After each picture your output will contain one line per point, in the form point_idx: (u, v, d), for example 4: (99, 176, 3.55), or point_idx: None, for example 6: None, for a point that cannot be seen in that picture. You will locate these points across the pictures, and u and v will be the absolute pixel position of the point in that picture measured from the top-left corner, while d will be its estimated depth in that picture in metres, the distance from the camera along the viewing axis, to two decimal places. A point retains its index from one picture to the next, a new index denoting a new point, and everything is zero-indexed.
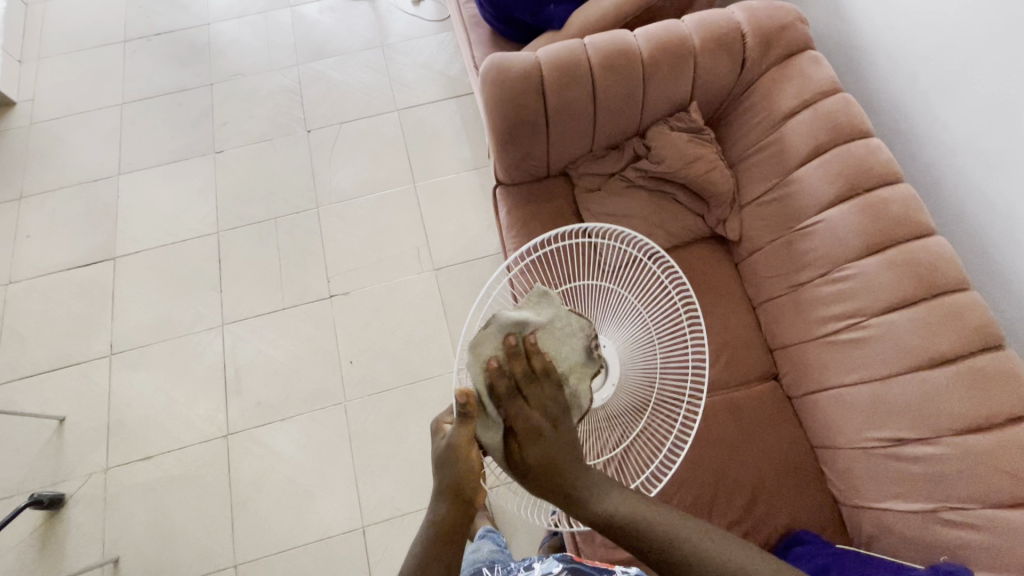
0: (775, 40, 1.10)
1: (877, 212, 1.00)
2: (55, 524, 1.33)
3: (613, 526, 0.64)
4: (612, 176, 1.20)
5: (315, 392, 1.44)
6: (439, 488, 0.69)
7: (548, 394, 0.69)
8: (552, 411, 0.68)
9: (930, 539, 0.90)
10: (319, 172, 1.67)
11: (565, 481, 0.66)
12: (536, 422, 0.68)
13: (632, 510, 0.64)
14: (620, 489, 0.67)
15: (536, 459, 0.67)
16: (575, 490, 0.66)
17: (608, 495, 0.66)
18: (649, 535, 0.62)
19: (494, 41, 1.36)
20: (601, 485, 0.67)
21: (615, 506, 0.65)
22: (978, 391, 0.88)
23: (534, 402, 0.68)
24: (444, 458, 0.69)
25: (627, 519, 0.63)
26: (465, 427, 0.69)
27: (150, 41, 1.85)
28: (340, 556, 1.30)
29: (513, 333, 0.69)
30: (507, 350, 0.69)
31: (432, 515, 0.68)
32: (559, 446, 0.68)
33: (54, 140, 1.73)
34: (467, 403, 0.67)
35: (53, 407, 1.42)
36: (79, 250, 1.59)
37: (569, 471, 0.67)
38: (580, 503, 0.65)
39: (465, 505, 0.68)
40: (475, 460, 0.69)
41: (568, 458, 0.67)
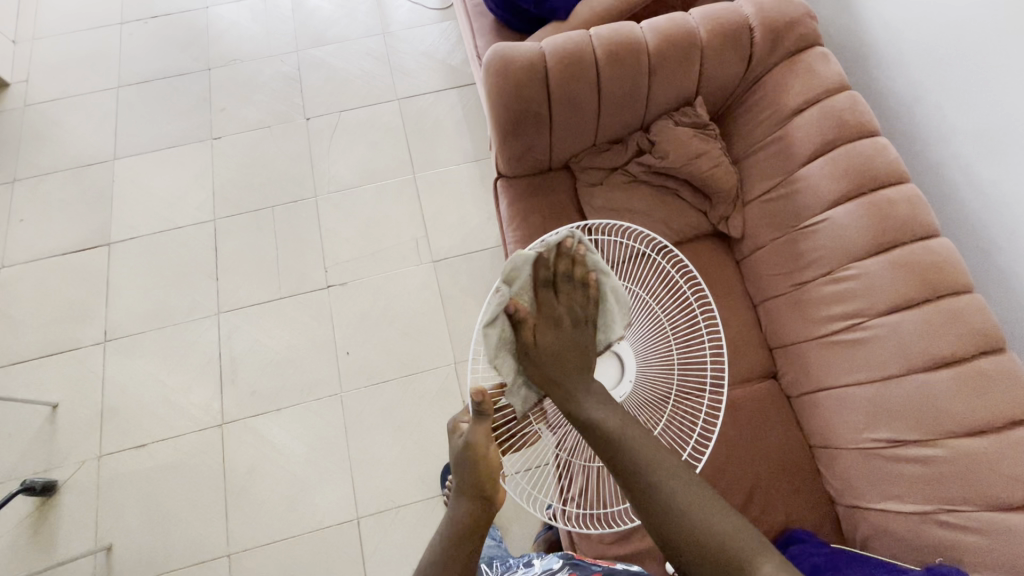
0: (784, 35, 1.09)
1: (881, 212, 0.99)
2: (47, 510, 1.32)
3: (593, 431, 0.72)
4: (615, 170, 1.18)
5: (311, 382, 1.43)
6: (461, 489, 0.71)
7: (572, 307, 0.82)
8: (570, 317, 0.81)
9: (926, 541, 0.90)
10: (318, 160, 1.65)
11: (564, 380, 0.77)
12: (555, 320, 0.81)
13: (616, 426, 0.71)
14: (611, 406, 0.75)
15: (546, 347, 0.79)
16: (570, 389, 0.77)
17: (599, 408, 0.74)
18: (626, 452, 0.69)
19: (498, 30, 1.34)
20: (596, 397, 0.76)
21: (602, 415, 0.73)
22: (978, 394, 0.88)
23: (561, 305, 0.82)
24: (462, 456, 0.72)
25: (608, 431, 0.71)
26: (483, 425, 0.72)
27: (147, 24, 1.82)
28: (335, 546, 1.30)
29: (571, 242, 0.81)
30: (561, 253, 0.81)
31: (454, 513, 0.70)
32: (570, 349, 0.80)
33: (48, 122, 1.70)
34: (483, 401, 0.70)
35: (46, 392, 1.41)
36: (73, 235, 1.57)
37: (571, 375, 0.78)
38: (571, 399, 0.76)
39: (484, 503, 0.71)
40: (493, 460, 0.72)
41: (570, 356, 0.79)
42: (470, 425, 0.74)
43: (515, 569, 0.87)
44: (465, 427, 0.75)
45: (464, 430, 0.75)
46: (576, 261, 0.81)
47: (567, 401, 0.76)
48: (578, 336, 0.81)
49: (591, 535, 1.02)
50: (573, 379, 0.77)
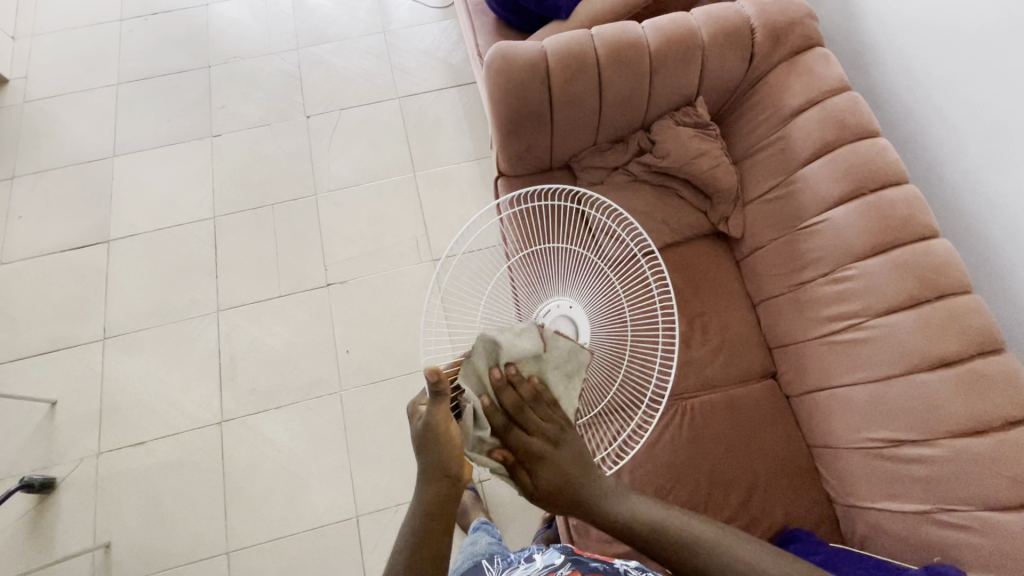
0: (785, 36, 1.09)
1: (881, 212, 0.99)
2: (46, 508, 1.32)
3: (637, 535, 0.68)
4: (615, 170, 1.18)
5: (311, 380, 1.43)
6: (426, 473, 0.65)
7: (545, 417, 0.70)
8: (550, 434, 0.70)
9: (924, 540, 0.91)
10: (317, 158, 1.65)
11: (582, 493, 0.70)
12: (539, 448, 0.69)
13: (654, 518, 0.68)
14: (636, 494, 0.71)
15: (547, 481, 0.69)
16: (592, 499, 0.70)
17: (628, 502, 0.70)
18: (675, 544, 0.66)
19: (499, 29, 1.34)
20: (618, 492, 0.71)
21: (635, 511, 0.69)
22: (977, 394, 0.88)
23: (533, 425, 0.70)
24: (425, 440, 0.65)
25: (652, 530, 0.68)
26: (441, 406, 0.64)
27: (147, 21, 1.82)
28: (334, 544, 1.30)
29: (493, 367, 0.69)
30: (492, 385, 0.69)
31: (421, 498, 0.65)
32: (567, 462, 0.70)
33: (47, 119, 1.70)
34: (439, 380, 0.63)
35: (45, 390, 1.41)
36: (72, 232, 1.56)
37: (584, 484, 0.70)
38: (599, 507, 0.70)
39: (453, 483, 0.65)
40: (457, 437, 0.66)
41: (575, 473, 0.70)
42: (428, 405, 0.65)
43: (516, 564, 0.87)
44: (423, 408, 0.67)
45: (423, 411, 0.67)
46: (511, 378, 0.69)
47: (597, 513, 0.70)
48: (566, 440, 0.71)
49: (590, 533, 1.02)
50: (588, 486, 0.70)
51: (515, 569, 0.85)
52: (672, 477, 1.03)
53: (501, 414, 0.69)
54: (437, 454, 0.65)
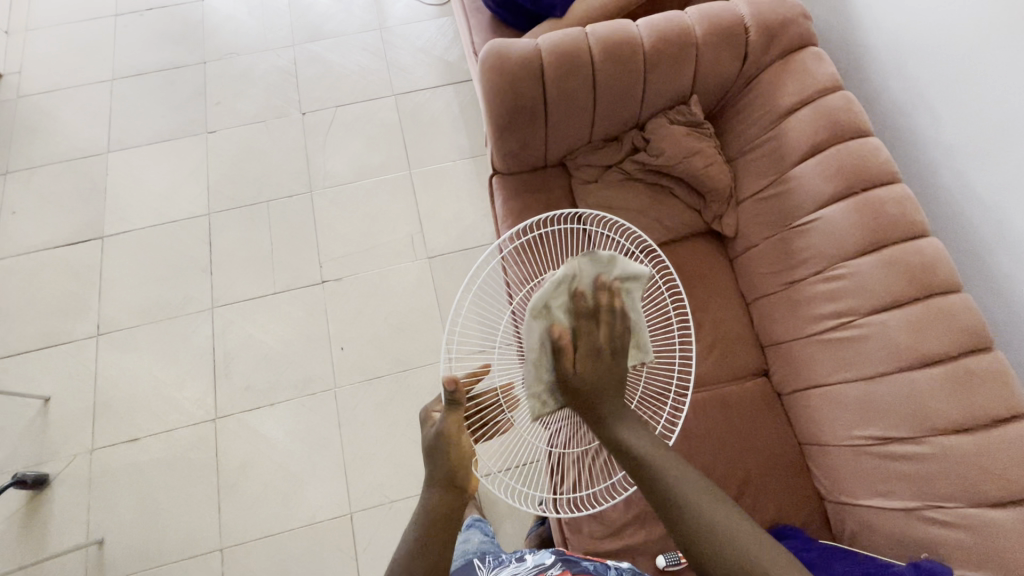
0: (778, 35, 1.09)
1: (872, 211, 1.00)
2: (39, 504, 1.31)
3: (626, 454, 0.68)
4: (610, 168, 1.19)
5: (305, 377, 1.43)
6: (432, 478, 0.69)
7: (616, 330, 0.75)
8: (614, 344, 0.75)
9: (913, 537, 0.92)
10: (313, 154, 1.65)
11: (603, 402, 0.72)
12: (603, 348, 0.74)
13: (649, 448, 0.68)
14: (647, 432, 0.71)
15: (587, 374, 0.73)
16: (605, 414, 0.72)
17: (635, 430, 0.70)
18: (656, 474, 0.65)
19: (495, 27, 1.34)
20: (630, 420, 0.72)
21: (635, 437, 0.69)
22: (966, 392, 0.89)
23: (606, 330, 0.74)
24: (435, 447, 0.70)
25: (641, 456, 0.67)
26: (453, 415, 0.71)
27: (142, 16, 1.81)
28: (328, 541, 1.30)
29: (604, 273, 0.74)
30: (595, 285, 0.74)
31: (425, 502, 0.68)
32: (607, 374, 0.74)
33: (41, 115, 1.69)
34: (455, 389, 0.69)
35: (38, 386, 1.40)
36: (65, 228, 1.56)
37: (606, 400, 0.73)
38: (607, 420, 0.71)
39: (457, 493, 0.69)
40: (465, 448, 0.71)
41: (610, 386, 0.73)
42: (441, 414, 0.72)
43: (508, 563, 0.87)
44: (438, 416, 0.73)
45: (435, 420, 0.73)
46: (615, 286, 0.74)
47: (601, 427, 0.71)
48: (618, 361, 0.75)
49: (582, 530, 1.03)
50: (609, 403, 0.72)
51: (506, 567, 0.85)
52: None
53: (588, 306, 0.74)
54: (444, 463, 0.70)
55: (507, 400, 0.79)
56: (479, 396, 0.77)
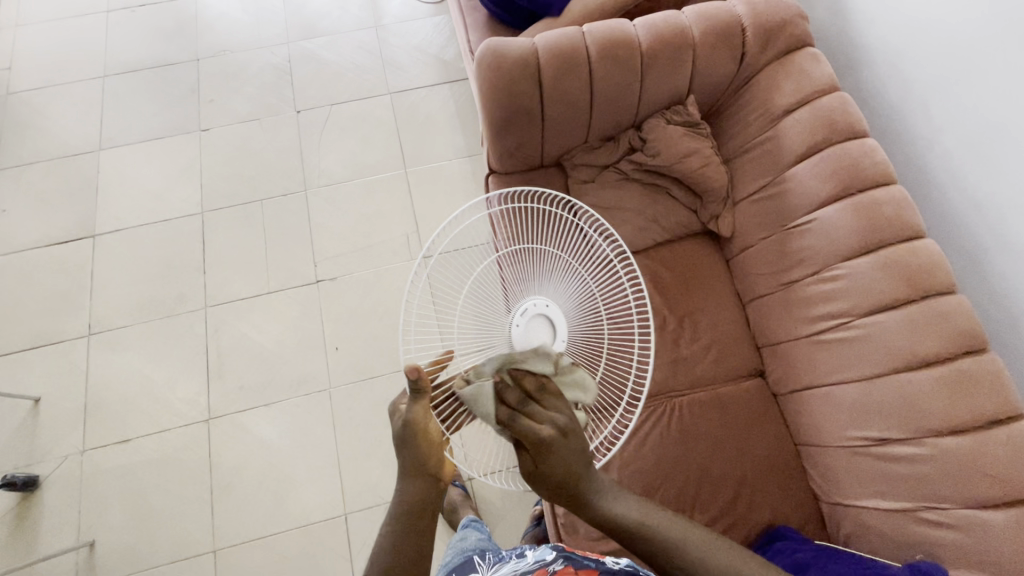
0: (775, 36, 1.09)
1: (869, 212, 1.00)
2: (29, 506, 1.30)
3: (620, 533, 0.64)
4: (606, 168, 1.18)
5: (299, 377, 1.42)
6: (404, 470, 0.67)
7: (553, 409, 0.65)
8: (561, 423, 0.64)
9: (908, 539, 0.92)
10: (308, 153, 1.64)
11: (578, 488, 0.64)
12: (550, 438, 0.62)
13: (641, 516, 0.64)
14: (627, 492, 0.67)
15: (554, 469, 0.63)
16: (586, 494, 0.65)
17: (619, 501, 0.65)
18: (659, 544, 0.62)
19: (491, 26, 1.34)
20: (609, 486, 0.67)
21: (622, 509, 0.64)
22: (961, 394, 0.89)
23: (539, 416, 0.64)
24: (404, 439, 0.68)
25: (638, 529, 0.63)
26: (420, 404, 0.68)
27: (135, 12, 1.80)
28: (323, 542, 1.29)
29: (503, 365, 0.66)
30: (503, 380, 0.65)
31: (399, 493, 0.66)
32: (568, 455, 0.63)
33: (32, 112, 1.67)
34: (421, 378, 0.67)
35: (28, 387, 1.39)
36: (56, 226, 1.54)
37: (584, 477, 0.64)
38: (587, 503, 0.65)
39: (432, 482, 0.67)
40: (436, 436, 0.69)
41: (578, 464, 0.64)
42: (407, 404, 0.70)
43: (507, 560, 0.86)
44: (403, 406, 0.70)
45: (401, 410, 0.71)
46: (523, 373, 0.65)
47: (587, 510, 0.65)
48: (575, 433, 0.65)
49: (578, 532, 1.03)
50: (585, 482, 0.65)
51: (505, 565, 0.85)
52: (660, 474, 1.04)
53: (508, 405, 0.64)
54: (415, 453, 0.68)
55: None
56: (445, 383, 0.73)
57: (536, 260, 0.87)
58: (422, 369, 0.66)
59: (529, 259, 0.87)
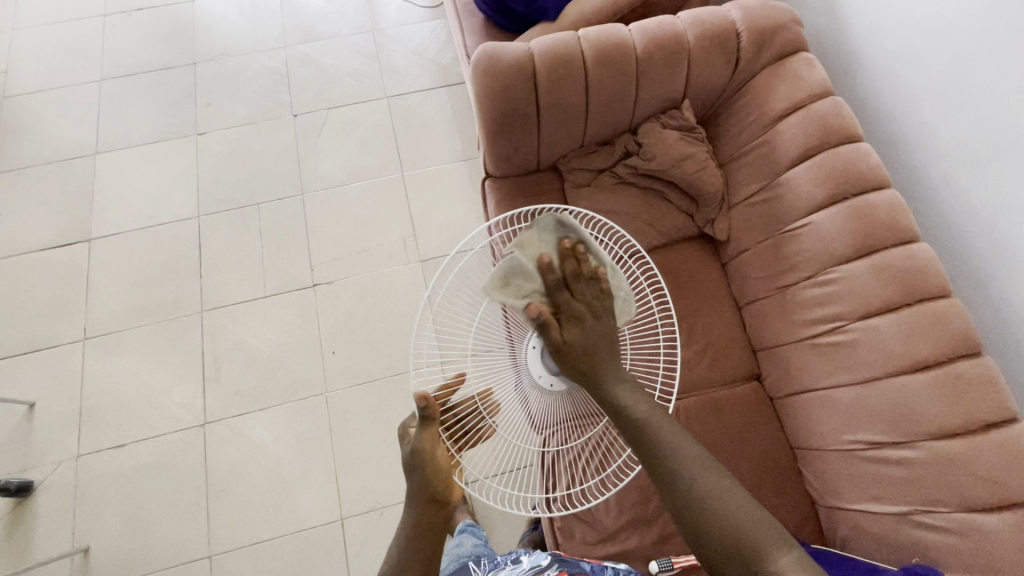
0: (770, 40, 1.10)
1: (864, 216, 1.00)
2: (22, 512, 1.29)
3: (624, 418, 0.66)
4: (602, 172, 1.18)
5: (296, 381, 1.41)
6: (412, 495, 0.71)
7: (587, 293, 0.73)
8: (594, 307, 0.73)
9: (904, 542, 0.92)
10: (305, 157, 1.64)
11: (597, 364, 0.70)
12: (580, 312, 0.72)
13: (646, 413, 0.66)
14: (643, 394, 0.69)
15: (575, 342, 0.70)
16: (602, 372, 0.69)
17: (631, 395, 0.68)
18: (654, 441, 0.64)
19: (487, 30, 1.34)
20: (625, 380, 0.70)
21: (632, 401, 0.67)
22: (956, 397, 0.89)
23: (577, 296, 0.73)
24: (413, 464, 0.72)
25: (641, 422, 0.65)
26: (428, 431, 0.72)
27: (131, 16, 1.80)
28: (319, 547, 1.29)
29: (564, 239, 0.74)
30: (559, 251, 0.74)
31: (407, 519, 0.70)
32: (596, 332, 0.72)
33: (28, 116, 1.67)
34: (427, 406, 0.70)
35: (22, 392, 1.38)
36: (51, 231, 1.54)
37: (600, 360, 0.70)
38: (601, 381, 0.69)
39: (438, 507, 0.71)
40: (442, 462, 0.72)
41: (602, 346, 0.71)
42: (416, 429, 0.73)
43: (503, 565, 0.87)
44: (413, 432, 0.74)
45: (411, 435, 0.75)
46: (578, 253, 0.73)
47: (597, 388, 0.69)
48: (605, 323, 0.73)
49: (575, 536, 1.03)
50: (604, 365, 0.70)
51: (502, 570, 0.85)
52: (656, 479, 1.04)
53: (554, 276, 0.73)
54: (424, 480, 0.71)
55: (487, 407, 0.78)
56: (453, 406, 0.77)
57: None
58: (428, 398, 0.70)
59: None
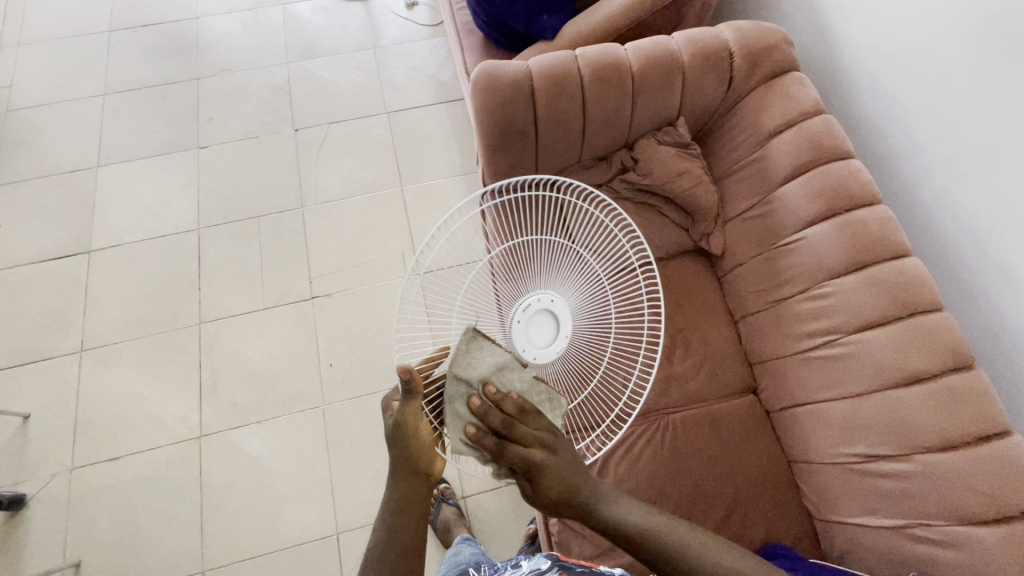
0: (761, 60, 1.13)
1: (855, 230, 1.02)
2: (13, 527, 1.28)
3: (626, 536, 0.69)
4: (599, 187, 1.20)
5: (293, 395, 1.41)
6: (394, 466, 0.71)
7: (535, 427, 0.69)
8: (545, 442, 0.70)
9: (902, 556, 0.92)
10: (305, 171, 1.66)
11: (581, 498, 0.70)
12: (538, 459, 0.69)
13: (642, 521, 0.70)
14: (627, 498, 0.72)
15: (553, 491, 0.69)
16: (589, 502, 0.70)
17: (620, 508, 0.71)
18: (668, 549, 0.68)
19: (487, 49, 1.38)
20: (611, 495, 0.72)
21: (628, 515, 0.70)
22: (949, 409, 0.90)
23: (527, 440, 0.69)
24: (395, 434, 0.72)
25: (640, 532, 0.69)
26: (411, 403, 0.71)
27: (136, 33, 1.82)
28: (314, 562, 1.28)
29: (473, 395, 0.69)
30: (477, 412, 0.68)
31: (390, 487, 0.71)
32: (562, 469, 0.70)
33: (31, 129, 1.68)
34: (410, 377, 0.69)
35: (18, 404, 1.38)
36: (52, 242, 1.54)
37: (582, 490, 0.70)
38: (592, 510, 0.70)
39: (422, 477, 0.71)
40: (424, 431, 0.72)
41: (576, 478, 0.70)
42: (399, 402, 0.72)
43: (503, 570, 0.87)
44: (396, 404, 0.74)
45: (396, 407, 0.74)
46: (491, 400, 0.68)
47: (595, 517, 0.70)
48: (561, 449, 0.71)
49: (572, 549, 1.03)
50: (587, 492, 0.70)
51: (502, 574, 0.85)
52: (654, 491, 1.04)
53: (493, 439, 0.68)
54: (405, 449, 0.71)
55: None
56: (438, 378, 0.75)
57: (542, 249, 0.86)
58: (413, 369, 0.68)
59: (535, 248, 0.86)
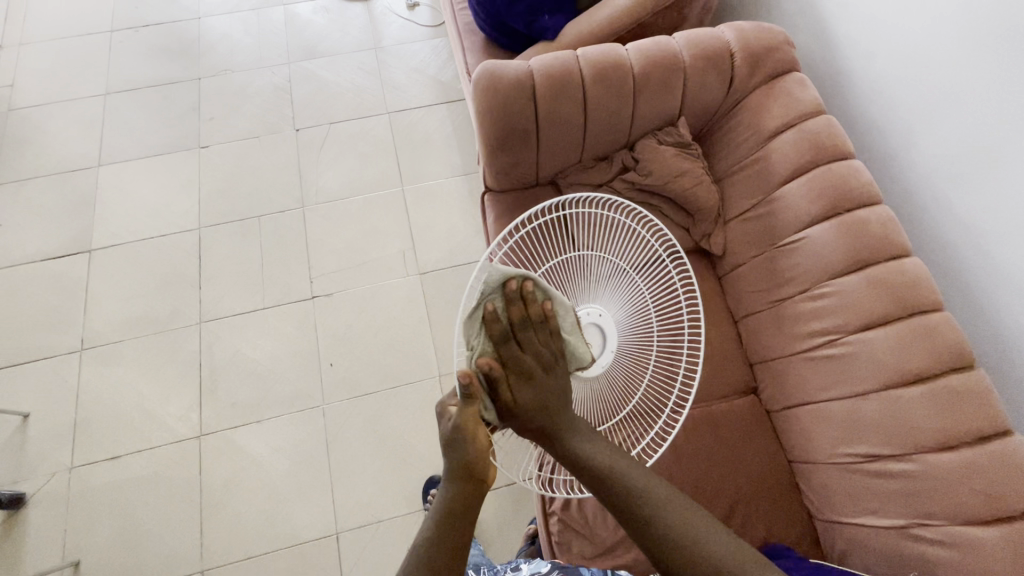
0: (762, 60, 1.13)
1: (856, 230, 1.02)
2: (12, 526, 1.28)
3: (585, 470, 0.70)
4: (600, 186, 1.20)
5: (294, 394, 1.41)
6: (449, 472, 0.70)
7: (544, 342, 0.78)
8: (544, 358, 0.78)
9: (902, 556, 0.92)
10: (306, 170, 1.66)
11: (553, 420, 0.74)
12: (531, 365, 0.77)
13: (608, 461, 0.69)
14: (601, 441, 0.73)
15: (528, 399, 0.75)
16: (561, 427, 0.73)
17: (591, 444, 0.72)
18: (622, 490, 0.67)
19: (489, 50, 1.38)
20: (585, 432, 0.74)
21: (594, 452, 0.71)
22: (950, 409, 0.90)
23: (531, 348, 0.78)
24: (453, 442, 0.71)
25: (601, 469, 0.69)
26: (470, 407, 0.72)
27: (138, 33, 1.83)
28: (314, 561, 1.28)
29: (512, 278, 0.77)
30: (506, 299, 0.77)
31: (444, 493, 0.68)
32: (548, 387, 0.76)
33: (32, 128, 1.69)
34: (471, 383, 0.71)
35: (17, 403, 1.38)
36: (51, 242, 1.54)
37: (557, 414, 0.74)
38: (560, 436, 0.73)
39: (477, 484, 0.69)
40: (482, 442, 0.71)
41: (554, 403, 0.76)
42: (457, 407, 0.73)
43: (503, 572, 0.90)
44: (453, 411, 0.73)
45: (452, 413, 0.74)
46: (526, 294, 0.77)
47: (559, 444, 0.72)
48: (555, 371, 0.78)
49: (572, 549, 1.02)
50: (561, 419, 0.74)
51: None
52: None
53: (504, 329, 0.77)
54: (462, 456, 0.70)
55: None
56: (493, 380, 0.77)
57: (583, 265, 0.93)
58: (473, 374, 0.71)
59: (576, 264, 0.94)
